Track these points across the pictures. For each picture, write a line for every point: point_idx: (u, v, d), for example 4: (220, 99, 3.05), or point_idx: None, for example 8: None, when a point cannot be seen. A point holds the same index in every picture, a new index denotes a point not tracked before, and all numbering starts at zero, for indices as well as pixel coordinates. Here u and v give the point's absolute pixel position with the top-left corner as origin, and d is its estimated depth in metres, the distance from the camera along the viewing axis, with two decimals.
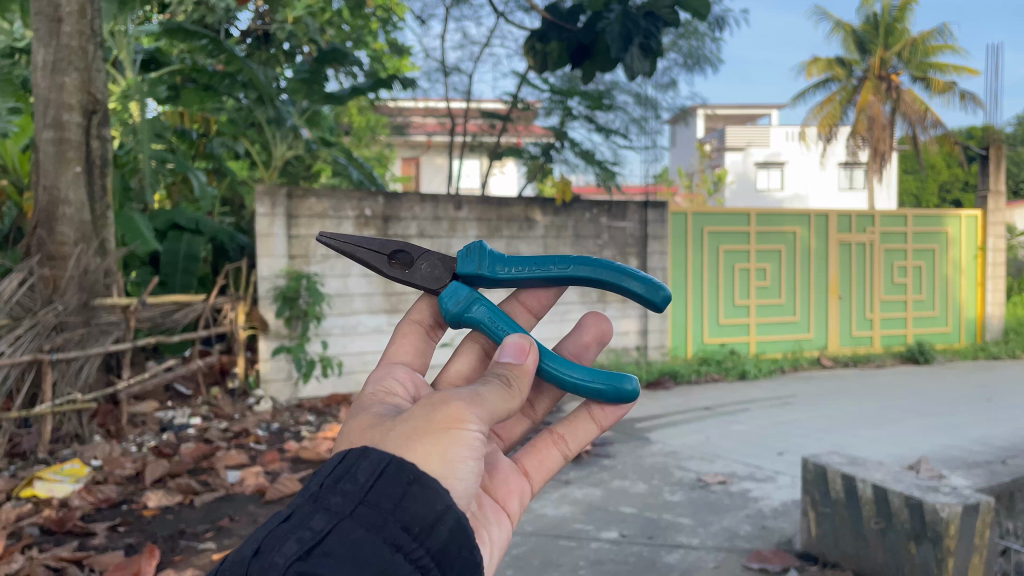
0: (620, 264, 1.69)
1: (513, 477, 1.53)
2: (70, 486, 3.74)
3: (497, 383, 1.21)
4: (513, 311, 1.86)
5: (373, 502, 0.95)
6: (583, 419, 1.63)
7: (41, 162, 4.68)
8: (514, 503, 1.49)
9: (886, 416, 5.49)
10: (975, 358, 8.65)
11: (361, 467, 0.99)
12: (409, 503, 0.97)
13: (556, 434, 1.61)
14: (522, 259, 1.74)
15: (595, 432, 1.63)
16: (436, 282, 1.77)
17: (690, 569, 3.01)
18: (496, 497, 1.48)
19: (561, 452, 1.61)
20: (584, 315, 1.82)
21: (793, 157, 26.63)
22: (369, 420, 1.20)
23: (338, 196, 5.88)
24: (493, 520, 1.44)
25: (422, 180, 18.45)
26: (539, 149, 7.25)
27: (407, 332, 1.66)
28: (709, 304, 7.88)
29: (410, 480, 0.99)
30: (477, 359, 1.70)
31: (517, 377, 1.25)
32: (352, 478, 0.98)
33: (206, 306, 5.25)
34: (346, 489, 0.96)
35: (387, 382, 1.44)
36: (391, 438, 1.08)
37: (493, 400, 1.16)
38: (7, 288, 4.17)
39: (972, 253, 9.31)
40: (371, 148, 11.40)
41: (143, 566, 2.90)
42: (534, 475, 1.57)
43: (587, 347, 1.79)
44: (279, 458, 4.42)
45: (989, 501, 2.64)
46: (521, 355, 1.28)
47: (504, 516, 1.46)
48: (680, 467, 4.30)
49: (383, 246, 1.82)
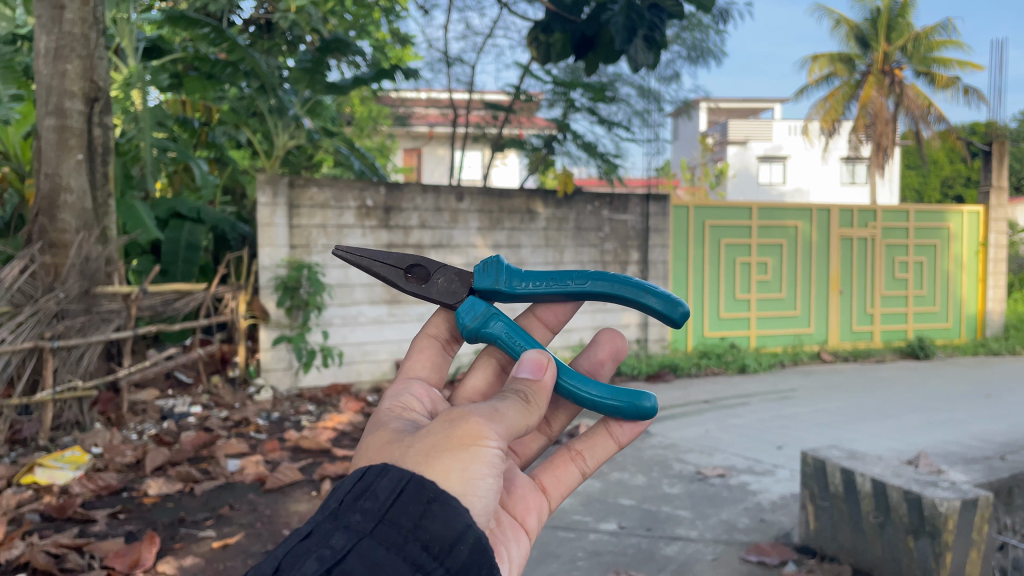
0: (638, 280, 1.68)
1: (530, 493, 1.52)
2: (70, 473, 3.75)
3: (516, 399, 1.20)
4: (530, 326, 1.86)
5: (393, 521, 0.94)
6: (601, 435, 1.63)
7: (42, 149, 4.67)
8: (532, 519, 1.49)
9: (885, 410, 5.50)
10: (975, 354, 8.66)
11: (381, 484, 0.99)
12: (429, 522, 0.96)
13: (574, 451, 1.62)
14: (540, 274, 1.73)
15: (613, 450, 1.63)
16: (452, 297, 1.77)
17: (688, 562, 3.02)
18: (514, 514, 1.47)
19: (579, 470, 1.61)
20: (598, 332, 1.81)
21: (795, 151, 26.58)
22: (387, 435, 1.19)
23: (340, 186, 5.89)
24: (512, 537, 1.43)
25: (423, 170, 18.50)
26: (541, 141, 7.26)
27: (424, 346, 1.64)
28: (710, 298, 7.88)
29: (430, 497, 0.98)
30: (494, 375, 1.70)
31: (536, 394, 1.24)
32: (371, 497, 0.97)
33: (207, 295, 5.26)
34: (366, 507, 0.96)
35: (404, 397, 1.42)
36: (410, 454, 1.07)
37: (512, 416, 1.16)
38: (7, 275, 4.15)
39: (973, 248, 9.30)
40: (373, 138, 11.37)
41: (144, 554, 2.92)
42: (551, 491, 1.57)
43: (601, 364, 1.78)
44: (279, 447, 4.42)
45: (987, 495, 2.64)
46: (539, 371, 1.27)
47: (522, 532, 1.46)
48: (680, 459, 4.31)
49: (400, 260, 1.82)
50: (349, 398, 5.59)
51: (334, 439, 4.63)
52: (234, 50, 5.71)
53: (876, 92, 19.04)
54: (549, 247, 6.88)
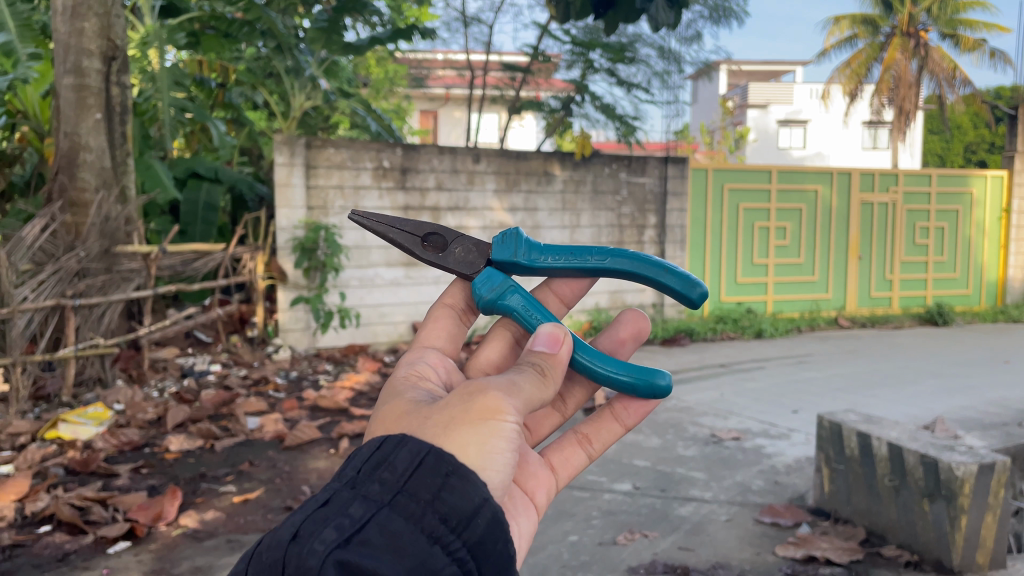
0: (658, 258, 1.61)
1: (542, 470, 1.44)
2: (94, 428, 3.82)
3: (531, 372, 1.15)
4: (545, 301, 1.80)
5: (412, 492, 0.87)
6: (606, 418, 1.57)
7: (62, 108, 4.69)
8: (541, 496, 1.41)
9: (903, 376, 5.47)
10: (995, 321, 8.59)
11: (399, 453, 0.91)
12: (448, 494, 0.89)
13: (581, 433, 1.55)
14: (560, 248, 1.67)
15: (619, 433, 1.56)
16: (470, 267, 1.72)
17: (702, 522, 3.04)
18: (524, 489, 1.39)
19: (586, 453, 1.53)
20: (624, 309, 1.70)
21: (814, 115, 26.30)
22: (403, 406, 1.13)
23: (357, 147, 5.87)
24: (522, 513, 1.34)
25: (440, 133, 18.58)
26: (559, 102, 7.21)
27: (439, 316, 1.58)
28: (728, 262, 7.85)
29: (449, 470, 0.91)
30: (508, 349, 1.64)
31: (552, 368, 1.19)
32: (390, 466, 0.90)
33: (226, 255, 5.35)
34: (384, 477, 0.89)
35: (419, 366, 1.37)
36: (427, 426, 1.01)
37: (529, 390, 1.11)
38: (30, 233, 4.17)
39: (995, 214, 9.15)
40: (389, 100, 11.32)
41: (166, 507, 2.98)
42: (559, 472, 1.49)
43: (623, 343, 1.68)
44: (298, 405, 4.49)
45: (1005, 460, 2.63)
46: (555, 344, 1.21)
47: (532, 508, 1.37)
48: (694, 422, 4.33)
49: (417, 227, 1.78)
50: (366, 358, 5.63)
51: (351, 398, 4.68)
52: (249, 10, 5.68)
53: (900, 55, 18.58)
54: (566, 210, 6.86)
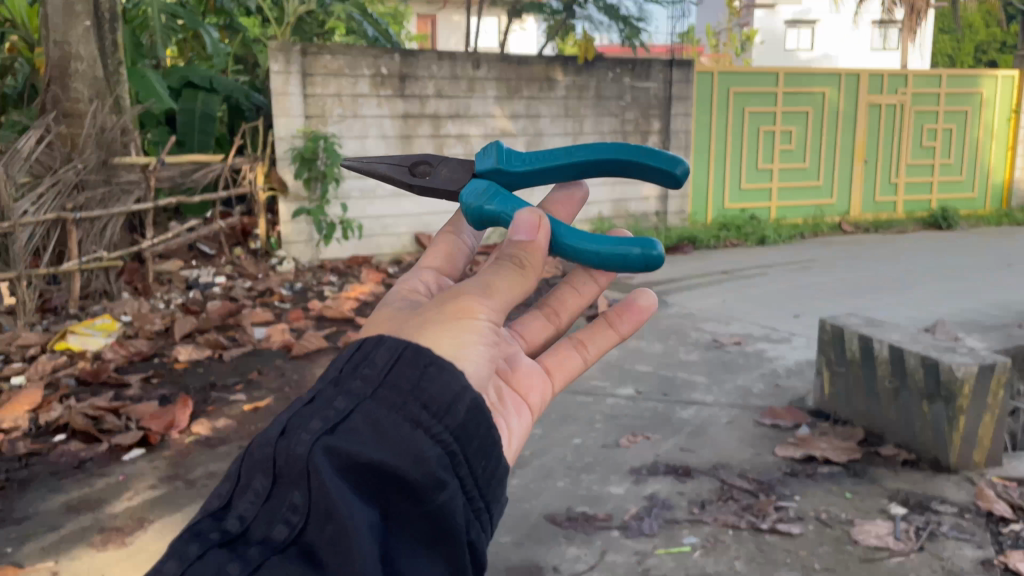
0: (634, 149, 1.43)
1: (534, 375, 1.19)
2: (102, 340, 3.86)
3: (510, 264, 0.98)
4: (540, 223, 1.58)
5: (393, 384, 0.78)
6: (602, 325, 1.30)
7: (50, 16, 4.56)
8: (534, 398, 1.17)
9: (905, 280, 5.49)
10: (1000, 225, 8.55)
11: (378, 352, 0.82)
12: (429, 384, 0.79)
13: (575, 340, 1.28)
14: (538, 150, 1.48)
15: (614, 342, 1.30)
16: (457, 185, 1.52)
17: (703, 425, 3.10)
18: (514, 388, 1.16)
19: (580, 360, 1.26)
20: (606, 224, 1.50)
21: (823, 15, 25.52)
22: (387, 318, 1.04)
23: (354, 54, 5.73)
24: (510, 413, 1.12)
25: (438, 38, 18.10)
26: (561, 4, 6.99)
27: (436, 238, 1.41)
28: (732, 169, 7.77)
29: (428, 360, 0.80)
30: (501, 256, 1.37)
31: (532, 260, 1.00)
32: (370, 363, 0.81)
33: (225, 167, 5.29)
34: (366, 372, 0.80)
35: (408, 282, 1.27)
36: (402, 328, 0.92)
37: (510, 289, 0.97)
38: (25, 146, 4.11)
39: (1006, 115, 8.96)
40: (385, 4, 10.98)
41: (178, 416, 3.04)
42: (553, 378, 1.23)
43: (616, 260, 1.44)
44: (304, 315, 4.53)
45: (1005, 361, 2.66)
46: (534, 231, 1.02)
47: (524, 411, 1.15)
48: (696, 328, 4.37)
49: (404, 158, 1.60)
50: (371, 269, 5.65)
51: (356, 308, 4.71)
52: None
53: None
54: (570, 116, 6.74)
